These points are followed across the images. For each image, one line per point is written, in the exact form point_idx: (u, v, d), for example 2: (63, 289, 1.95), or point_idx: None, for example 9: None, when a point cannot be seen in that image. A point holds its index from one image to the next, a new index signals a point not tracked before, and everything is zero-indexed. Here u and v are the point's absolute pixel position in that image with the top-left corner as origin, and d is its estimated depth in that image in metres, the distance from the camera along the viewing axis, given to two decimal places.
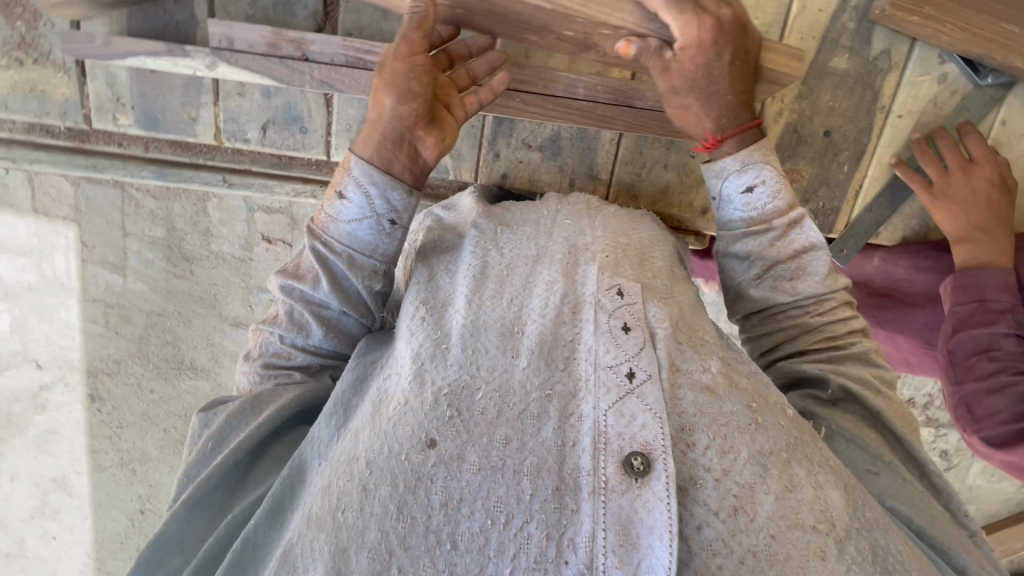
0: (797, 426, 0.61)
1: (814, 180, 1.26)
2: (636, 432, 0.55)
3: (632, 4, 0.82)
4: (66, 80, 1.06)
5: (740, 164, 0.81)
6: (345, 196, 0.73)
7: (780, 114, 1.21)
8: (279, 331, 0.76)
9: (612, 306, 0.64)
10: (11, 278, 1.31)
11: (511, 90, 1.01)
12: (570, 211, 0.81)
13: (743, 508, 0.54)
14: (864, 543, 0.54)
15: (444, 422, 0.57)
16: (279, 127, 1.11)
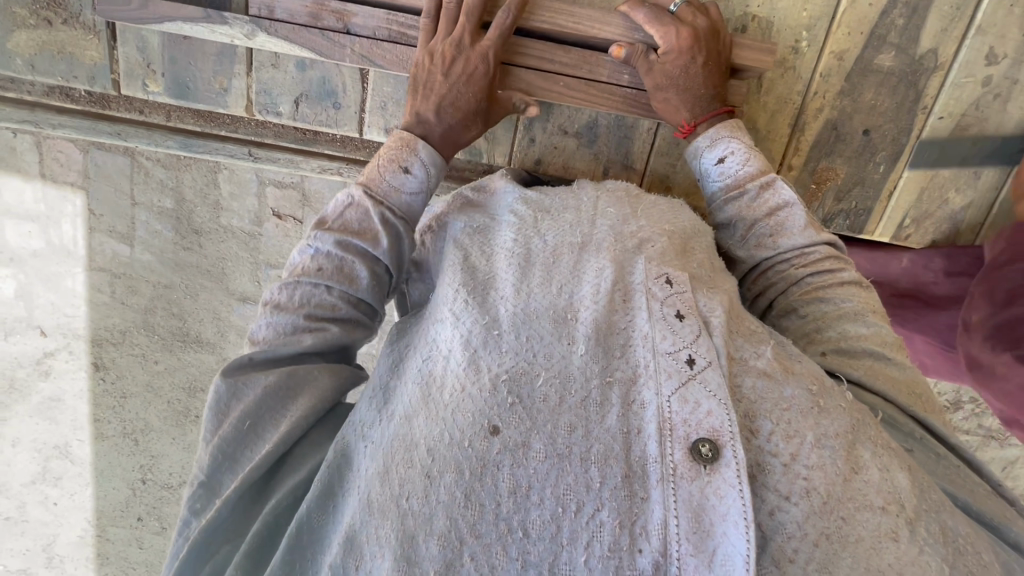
0: (857, 409, 0.59)
1: (850, 179, 1.24)
2: (701, 418, 0.54)
3: (618, 17, 0.94)
4: (96, 43, 1.03)
5: (711, 142, 0.89)
6: (409, 170, 0.84)
7: (821, 110, 1.19)
8: (325, 283, 0.77)
9: (663, 295, 0.64)
10: (16, 242, 1.25)
11: (554, 73, 0.97)
12: (611, 198, 0.80)
13: (815, 491, 0.51)
14: (935, 525, 0.52)
15: (506, 408, 0.56)
16: (312, 101, 1.08)
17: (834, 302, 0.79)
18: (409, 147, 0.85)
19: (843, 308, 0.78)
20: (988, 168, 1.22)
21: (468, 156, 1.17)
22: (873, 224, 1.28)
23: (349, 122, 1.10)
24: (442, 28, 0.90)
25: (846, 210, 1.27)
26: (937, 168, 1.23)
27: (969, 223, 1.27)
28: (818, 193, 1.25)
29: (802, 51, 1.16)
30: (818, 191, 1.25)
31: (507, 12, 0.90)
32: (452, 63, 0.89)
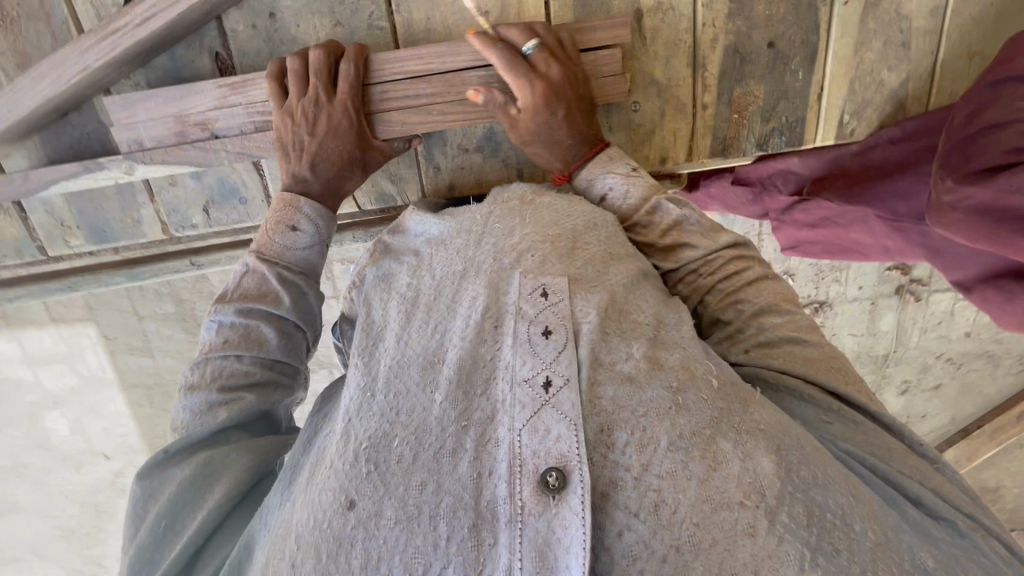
0: (724, 395, 0.59)
1: (771, 97, 1.18)
2: (550, 446, 0.55)
3: (460, 50, 0.96)
4: (9, 220, 1.08)
5: (593, 179, 0.88)
6: (298, 228, 0.86)
7: (716, 39, 1.13)
8: (234, 353, 0.77)
9: (534, 311, 0.64)
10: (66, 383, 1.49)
11: (421, 105, 0.98)
12: (502, 211, 0.79)
13: (664, 502, 0.52)
14: (798, 507, 0.52)
15: (363, 479, 0.57)
16: (219, 204, 1.11)
17: (748, 299, 0.75)
18: (291, 206, 0.86)
19: (755, 302, 0.74)
20: (914, 37, 1.14)
21: (381, 203, 1.17)
22: (811, 134, 1.21)
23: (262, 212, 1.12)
24: (295, 90, 0.91)
25: (780, 127, 1.20)
26: (860, 53, 1.15)
27: (914, 98, 1.19)
28: (743, 121, 1.19)
29: None
30: (741, 120, 1.19)
31: (349, 63, 0.92)
32: (314, 123, 0.91)
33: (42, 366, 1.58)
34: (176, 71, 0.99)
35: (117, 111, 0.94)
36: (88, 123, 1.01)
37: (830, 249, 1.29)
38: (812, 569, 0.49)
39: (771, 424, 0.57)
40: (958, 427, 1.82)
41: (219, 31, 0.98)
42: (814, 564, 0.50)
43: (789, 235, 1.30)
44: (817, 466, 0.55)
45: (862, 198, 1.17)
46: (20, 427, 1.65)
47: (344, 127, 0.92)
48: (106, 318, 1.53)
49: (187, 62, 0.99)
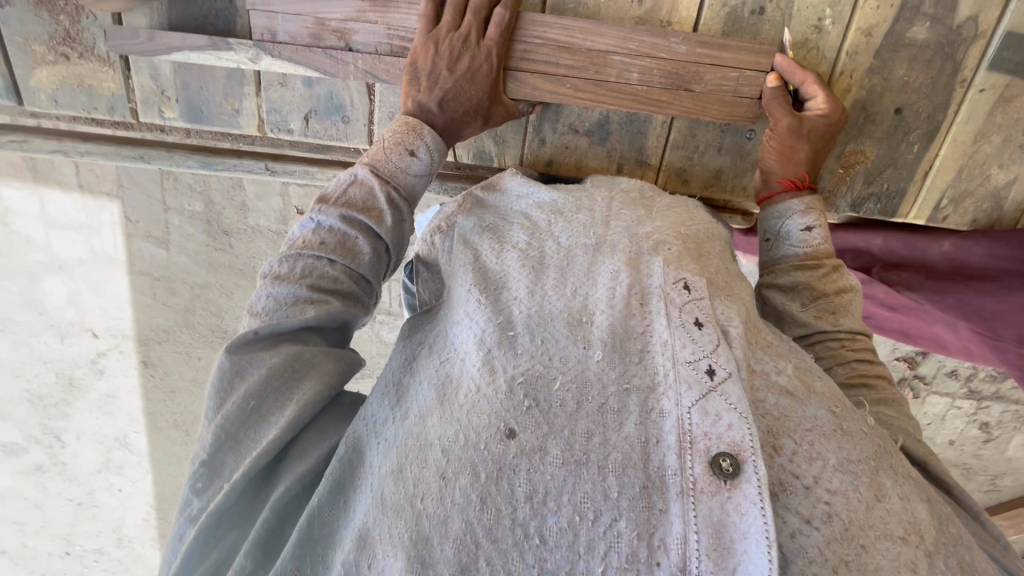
0: (879, 434, 0.57)
1: (881, 161, 1.18)
2: (722, 431, 0.51)
3: (608, 28, 0.95)
4: (112, 74, 1.06)
5: (806, 209, 0.87)
6: (415, 153, 0.85)
7: (848, 91, 1.12)
8: (329, 256, 0.75)
9: (681, 301, 0.61)
10: (61, 252, 1.39)
11: (559, 74, 0.96)
12: (624, 199, 0.79)
13: (837, 515, 0.49)
14: (951, 559, 0.51)
15: (522, 412, 0.55)
16: (321, 116, 1.09)
17: (874, 382, 0.76)
18: (414, 131, 0.85)
19: (880, 390, 0.76)
20: None
21: (478, 160, 1.15)
22: (907, 208, 1.22)
23: (359, 135, 1.10)
24: (448, 21, 0.89)
25: (878, 193, 1.21)
26: (977, 144, 1.15)
27: (1013, 201, 1.19)
28: (847, 176, 1.20)
29: (824, 30, 1.09)
30: (845, 175, 1.20)
31: (505, 11, 0.90)
32: (455, 60, 0.89)
33: None
34: None
35: None
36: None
37: (905, 332, 1.33)
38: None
39: (914, 474, 0.57)
40: None
41: None
42: None
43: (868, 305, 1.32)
44: (957, 528, 0.54)
45: (951, 301, 1.21)
46: None
47: (483, 73, 0.91)
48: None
49: None
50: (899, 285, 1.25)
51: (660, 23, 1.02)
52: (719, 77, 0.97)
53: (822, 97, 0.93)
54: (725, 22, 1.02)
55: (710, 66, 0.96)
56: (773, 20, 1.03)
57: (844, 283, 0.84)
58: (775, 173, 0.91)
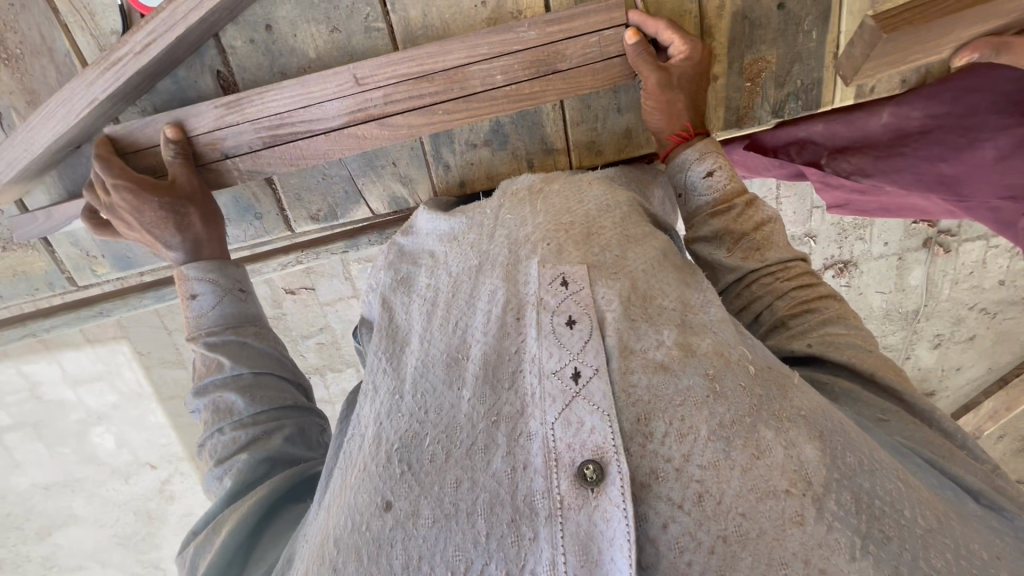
0: (761, 381, 0.61)
1: (785, 60, 1.13)
2: (586, 438, 0.57)
3: (459, 39, 0.94)
4: (37, 255, 1.11)
5: (701, 155, 0.86)
6: (195, 295, 0.89)
7: (723, 6, 1.09)
8: (215, 429, 0.81)
9: (557, 302, 0.66)
10: (99, 403, 1.68)
11: (427, 103, 0.96)
12: (513, 202, 0.82)
13: (708, 493, 0.54)
14: (846, 494, 0.53)
15: (397, 479, 0.61)
16: (235, 221, 1.13)
17: (817, 306, 0.74)
18: (184, 280, 0.90)
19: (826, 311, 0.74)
20: None
21: (394, 207, 1.16)
22: (828, 95, 1.18)
23: (278, 224, 1.15)
24: None
25: (795, 91, 1.16)
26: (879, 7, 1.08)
27: None
28: (756, 89, 1.16)
29: None
30: (754, 88, 1.15)
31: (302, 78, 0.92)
32: None
33: (83, 385, 1.65)
34: (181, 93, 0.99)
35: (117, 143, 0.96)
36: None
37: (886, 207, 1.29)
38: (864, 557, 0.50)
39: (813, 408, 0.59)
40: (995, 377, 1.78)
41: (218, 49, 0.98)
42: (865, 551, 0.51)
43: (835, 196, 1.29)
44: (863, 452, 0.56)
45: (905, 176, 1.17)
46: (69, 444, 1.72)
47: None
48: (139, 336, 1.58)
49: (190, 84, 0.99)
50: (851, 173, 1.21)
51: (510, 14, 1.00)
52: (581, 48, 0.95)
53: (679, 41, 0.91)
54: None
55: (569, 40, 0.95)
56: None
57: (762, 216, 0.82)
58: (664, 131, 0.92)
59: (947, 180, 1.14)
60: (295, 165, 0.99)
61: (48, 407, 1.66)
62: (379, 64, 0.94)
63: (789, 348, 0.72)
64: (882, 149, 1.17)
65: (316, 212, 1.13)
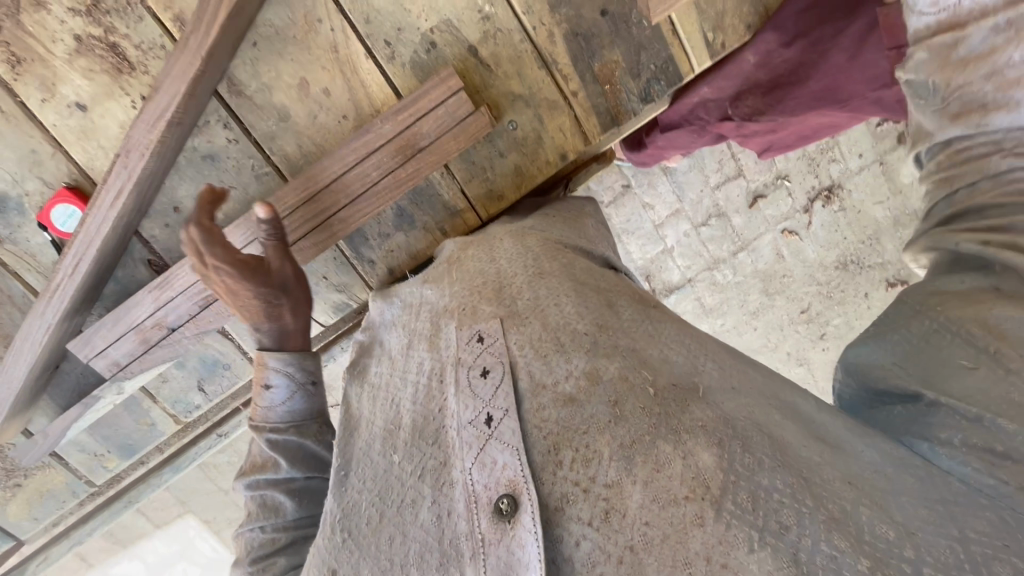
0: (661, 399, 0.59)
1: (630, 53, 1.16)
2: (500, 475, 0.59)
3: (334, 154, 1.07)
4: (56, 471, 1.23)
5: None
6: (270, 385, 0.90)
7: (552, 33, 1.14)
8: (259, 524, 0.85)
9: (473, 357, 0.68)
10: None
11: (331, 215, 1.09)
12: (434, 275, 0.88)
13: (612, 509, 0.54)
14: (742, 493, 0.51)
15: (340, 547, 0.68)
16: (208, 378, 1.22)
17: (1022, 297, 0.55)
18: (263, 365, 0.91)
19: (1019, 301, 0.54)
20: None
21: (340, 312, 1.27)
22: (686, 68, 1.18)
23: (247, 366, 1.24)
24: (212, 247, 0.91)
25: (653, 75, 1.17)
26: None
27: None
28: (616, 88, 1.18)
29: (492, 14, 1.12)
30: (614, 88, 1.18)
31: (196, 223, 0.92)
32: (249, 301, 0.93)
33: None
34: (126, 290, 1.12)
35: (81, 350, 1.06)
36: (77, 364, 1.13)
37: (801, 135, 1.36)
38: (763, 548, 0.48)
39: (714, 419, 0.56)
40: None
41: (142, 242, 1.11)
42: (764, 543, 0.49)
43: (756, 143, 1.39)
44: (764, 452, 0.54)
45: (795, 104, 1.24)
46: None
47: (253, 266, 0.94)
48: None
49: (129, 278, 1.12)
50: (750, 115, 1.29)
51: (371, 115, 1.12)
52: (436, 122, 1.06)
53: None
54: (416, 73, 1.12)
55: (424, 120, 1.05)
56: (448, 42, 1.12)
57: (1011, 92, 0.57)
58: None
59: (826, 93, 1.20)
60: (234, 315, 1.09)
61: None
62: (288, 193, 1.08)
63: (953, 241, 0.61)
64: (765, 87, 1.24)
65: None
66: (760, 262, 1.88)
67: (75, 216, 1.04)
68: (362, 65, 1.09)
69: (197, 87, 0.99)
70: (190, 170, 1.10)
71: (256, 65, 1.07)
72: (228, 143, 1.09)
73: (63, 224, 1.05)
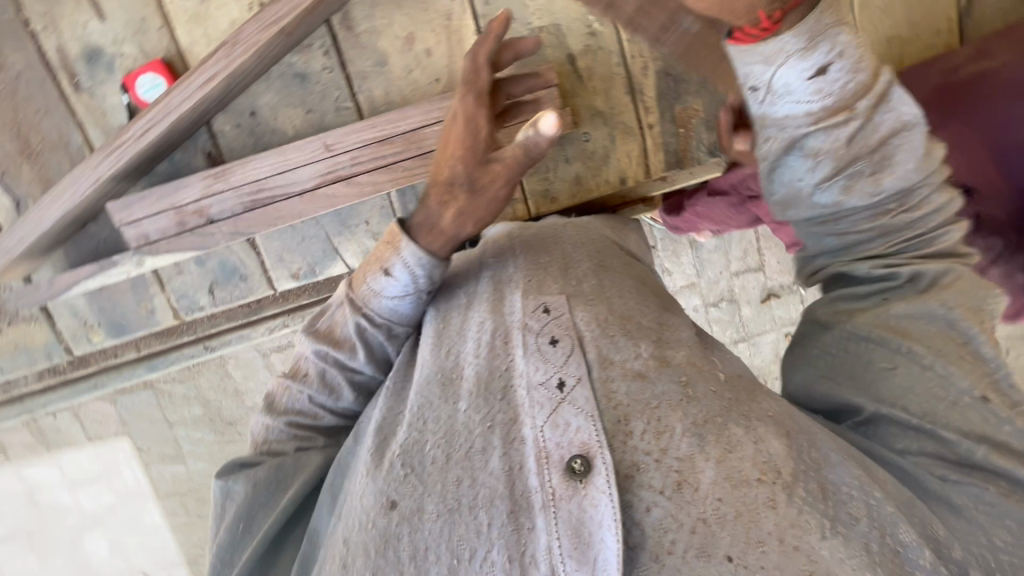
0: (731, 386, 0.65)
1: (711, 105, 1.22)
2: (573, 436, 0.60)
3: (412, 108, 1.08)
4: (40, 327, 1.21)
5: (808, 41, 0.63)
6: (391, 273, 0.78)
7: (647, 67, 1.21)
8: (311, 392, 0.83)
9: (539, 325, 0.70)
10: (94, 503, 1.64)
11: (392, 160, 1.08)
12: (493, 246, 0.88)
13: (685, 480, 0.56)
14: (813, 484, 0.56)
15: (401, 481, 0.62)
16: (223, 284, 1.22)
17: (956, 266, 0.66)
18: (393, 245, 0.78)
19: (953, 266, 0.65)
20: None
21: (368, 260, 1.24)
22: None
23: (262, 284, 1.24)
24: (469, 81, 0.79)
25: None
26: None
27: None
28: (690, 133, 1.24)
29: (598, 32, 1.19)
30: (688, 133, 1.24)
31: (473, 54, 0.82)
32: (458, 168, 0.75)
33: (81, 486, 1.62)
34: (176, 173, 1.14)
35: (117, 213, 1.07)
36: (104, 229, 1.14)
37: None
38: (834, 536, 0.53)
39: (778, 410, 0.62)
40: None
41: (209, 133, 1.14)
42: (834, 531, 0.53)
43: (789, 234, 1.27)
44: (830, 448, 0.59)
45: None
46: (64, 550, 1.67)
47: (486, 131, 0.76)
48: (140, 430, 1.54)
49: (184, 163, 1.14)
50: None
51: None
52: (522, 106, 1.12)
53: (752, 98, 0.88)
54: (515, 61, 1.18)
55: None
56: (552, 45, 1.19)
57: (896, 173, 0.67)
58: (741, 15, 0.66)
59: None
60: (272, 225, 1.10)
61: (47, 510, 1.64)
62: (353, 132, 1.08)
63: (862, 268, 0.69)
64: None
65: (296, 270, 1.23)
66: (757, 357, 1.84)
67: (158, 88, 1.08)
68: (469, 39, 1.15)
69: (317, 7, 1.03)
70: (279, 83, 1.13)
71: (374, 8, 1.12)
72: (322, 70, 1.14)
73: (146, 92, 1.08)
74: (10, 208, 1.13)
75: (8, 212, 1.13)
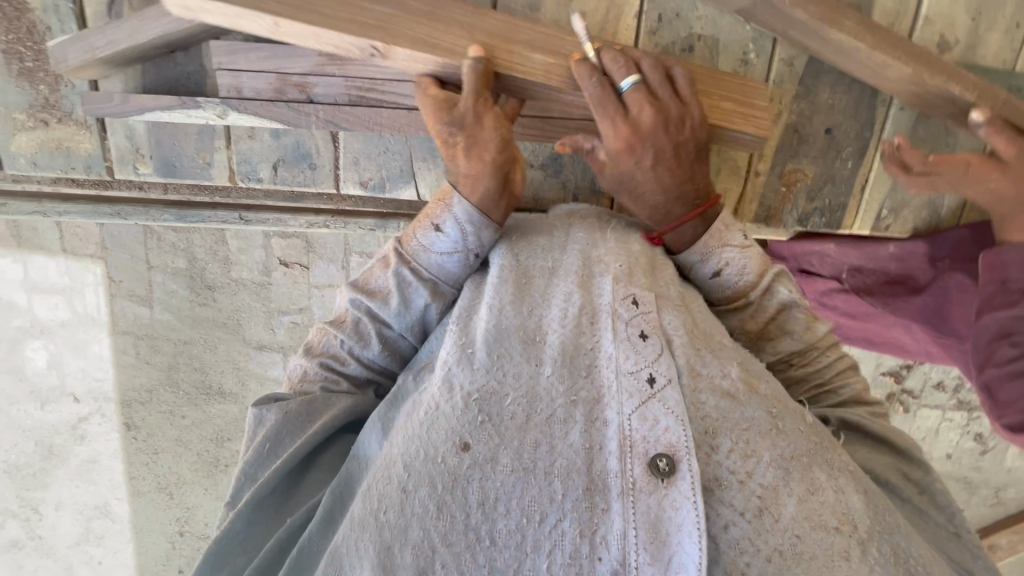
0: (817, 433, 0.68)
1: (819, 178, 1.24)
2: (659, 434, 0.63)
3: None
4: (88, 136, 1.13)
5: (704, 256, 0.88)
6: (441, 229, 0.82)
7: (780, 115, 1.20)
8: (344, 337, 0.83)
9: (629, 315, 0.71)
10: (47, 316, 1.55)
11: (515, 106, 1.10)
12: (582, 224, 0.87)
13: (766, 508, 0.60)
14: (886, 546, 0.61)
15: (477, 426, 0.65)
16: (289, 164, 1.16)
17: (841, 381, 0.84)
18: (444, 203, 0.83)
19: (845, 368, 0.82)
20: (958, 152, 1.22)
21: None
22: (850, 220, 1.26)
23: (327, 179, 1.18)
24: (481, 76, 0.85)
25: (822, 209, 1.25)
26: None
27: (949, 206, 1.26)
28: (790, 195, 1.25)
29: (751, 62, 1.17)
30: (788, 194, 1.25)
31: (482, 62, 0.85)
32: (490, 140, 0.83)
33: (39, 293, 1.51)
34: None
35: (219, 55, 1.02)
36: (191, 64, 1.07)
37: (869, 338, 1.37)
38: None
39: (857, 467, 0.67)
40: None
41: None
42: None
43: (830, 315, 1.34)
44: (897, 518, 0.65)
45: (903, 309, 1.26)
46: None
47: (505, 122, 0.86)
48: (116, 261, 1.47)
49: None
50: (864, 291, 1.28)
51: None
52: None
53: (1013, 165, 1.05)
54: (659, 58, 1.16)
55: None
56: (701, 57, 1.16)
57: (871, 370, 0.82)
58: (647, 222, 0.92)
59: (932, 312, 1.24)
60: (366, 129, 1.05)
61: None
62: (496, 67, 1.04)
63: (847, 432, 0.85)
64: (890, 277, 1.27)
65: (366, 179, 1.17)
66: None
67: None
68: (627, 17, 1.14)
69: None
70: None
71: None
72: None
73: None
74: (103, 3, 1.04)
75: (100, 8, 1.05)
